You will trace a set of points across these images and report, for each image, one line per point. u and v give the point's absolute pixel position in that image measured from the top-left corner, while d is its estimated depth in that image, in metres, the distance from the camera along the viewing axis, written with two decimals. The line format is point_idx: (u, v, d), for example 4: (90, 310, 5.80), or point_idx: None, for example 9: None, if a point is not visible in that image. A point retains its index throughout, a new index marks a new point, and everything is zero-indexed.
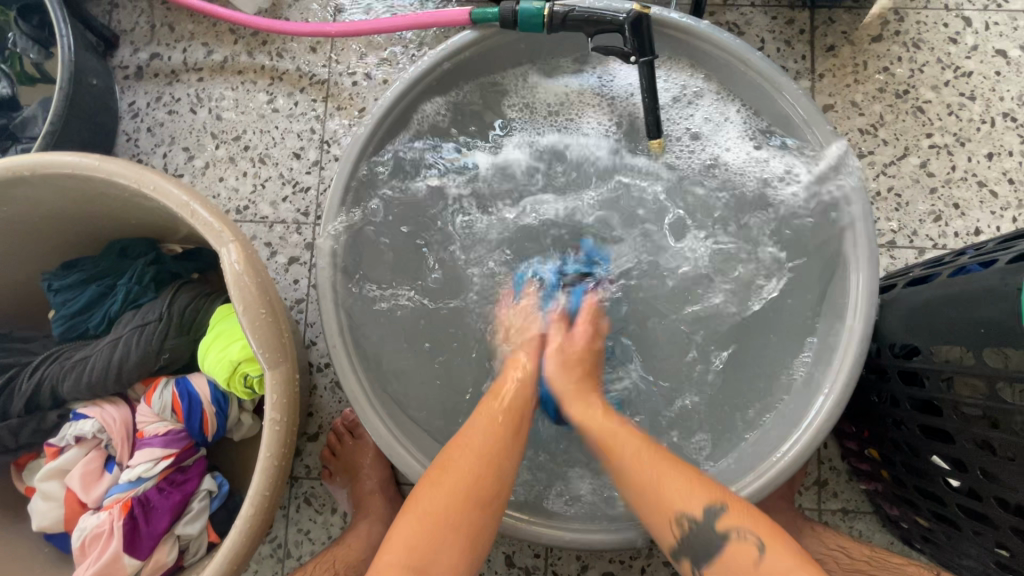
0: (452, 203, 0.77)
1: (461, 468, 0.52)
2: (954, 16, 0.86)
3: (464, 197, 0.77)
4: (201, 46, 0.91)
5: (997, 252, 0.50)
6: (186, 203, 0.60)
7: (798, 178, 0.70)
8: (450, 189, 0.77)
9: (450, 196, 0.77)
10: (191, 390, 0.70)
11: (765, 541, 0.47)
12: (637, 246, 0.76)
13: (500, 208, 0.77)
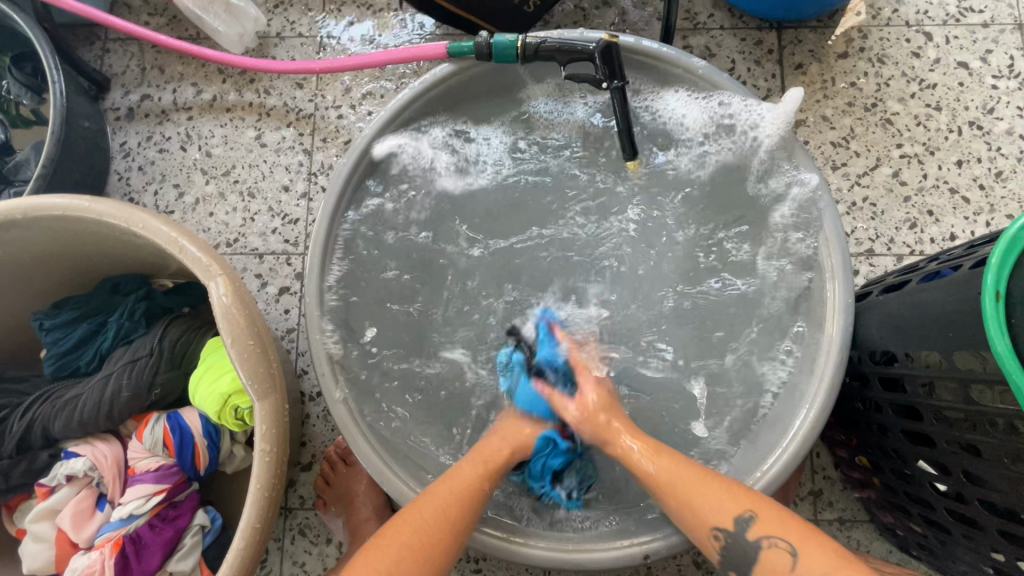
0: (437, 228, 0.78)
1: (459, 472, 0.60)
2: (915, 33, 0.89)
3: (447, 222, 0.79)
4: (191, 86, 0.93)
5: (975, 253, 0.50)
6: (175, 239, 0.61)
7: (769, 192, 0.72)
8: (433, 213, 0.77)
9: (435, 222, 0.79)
10: (182, 424, 0.71)
11: (798, 548, 0.51)
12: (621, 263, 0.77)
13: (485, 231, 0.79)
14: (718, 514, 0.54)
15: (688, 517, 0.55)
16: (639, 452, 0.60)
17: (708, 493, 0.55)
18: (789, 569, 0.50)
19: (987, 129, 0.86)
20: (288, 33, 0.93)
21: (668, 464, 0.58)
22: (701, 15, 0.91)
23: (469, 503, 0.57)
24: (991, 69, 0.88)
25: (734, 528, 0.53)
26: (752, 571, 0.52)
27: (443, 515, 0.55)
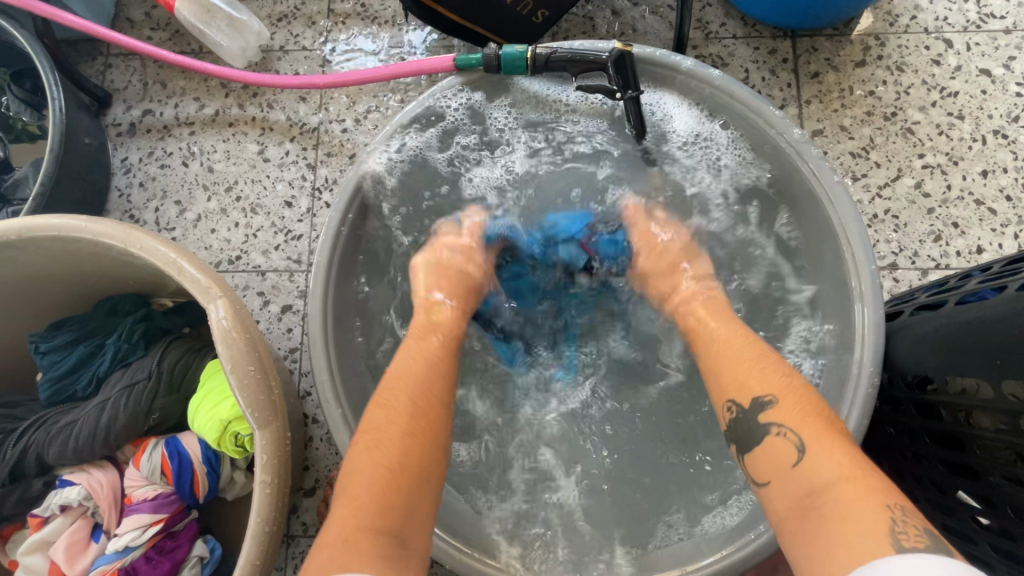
0: None
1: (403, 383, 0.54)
2: (935, 40, 0.87)
3: None
4: (193, 101, 0.92)
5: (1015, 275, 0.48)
6: (173, 260, 0.59)
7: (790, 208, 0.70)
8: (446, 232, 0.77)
9: None
10: (181, 450, 0.68)
11: (808, 441, 0.45)
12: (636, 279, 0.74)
13: None
14: (740, 387, 0.51)
15: (715, 386, 0.54)
16: (714, 331, 0.57)
17: (742, 368, 0.52)
18: (788, 462, 0.45)
19: (1013, 138, 0.83)
20: (292, 47, 0.91)
21: (726, 342, 0.55)
22: (712, 24, 0.89)
23: (404, 409, 0.51)
24: (1015, 76, 0.85)
25: (746, 405, 0.50)
26: (757, 454, 0.48)
27: (384, 434, 0.49)
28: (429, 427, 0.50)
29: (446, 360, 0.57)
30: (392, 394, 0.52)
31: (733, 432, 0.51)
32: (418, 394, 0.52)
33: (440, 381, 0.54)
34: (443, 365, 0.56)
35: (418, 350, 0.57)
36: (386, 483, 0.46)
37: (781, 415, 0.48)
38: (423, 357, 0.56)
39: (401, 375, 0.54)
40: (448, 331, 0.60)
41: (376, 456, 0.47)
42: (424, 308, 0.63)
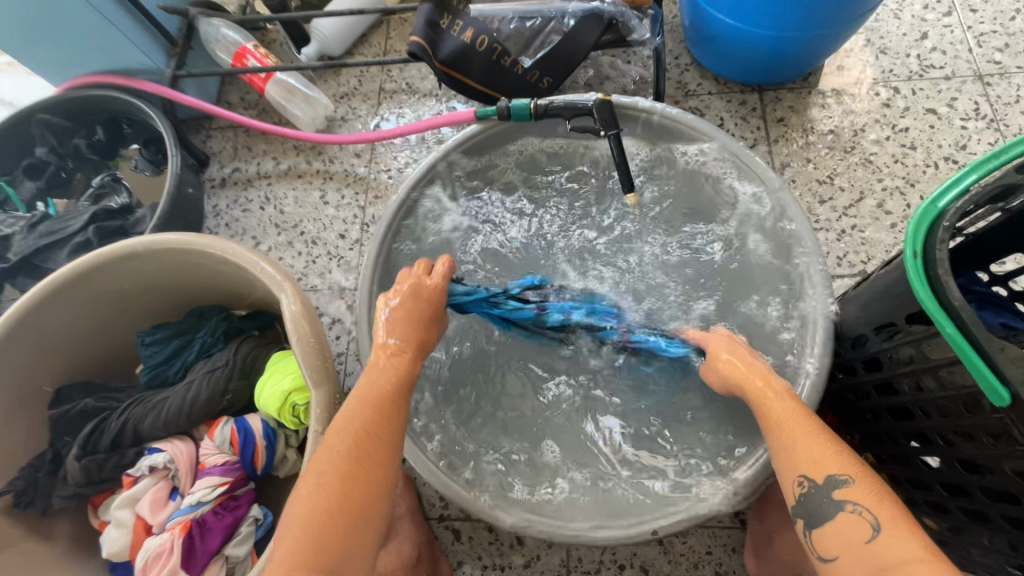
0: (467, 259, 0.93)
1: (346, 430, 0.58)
2: (884, 88, 1.02)
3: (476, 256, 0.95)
4: (272, 160, 1.15)
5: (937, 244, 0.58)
6: (257, 262, 0.77)
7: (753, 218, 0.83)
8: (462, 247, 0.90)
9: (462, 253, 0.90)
10: (247, 426, 0.82)
11: (882, 525, 0.47)
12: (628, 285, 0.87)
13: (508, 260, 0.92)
14: (813, 464, 0.52)
15: (781, 459, 0.55)
16: (770, 410, 0.59)
17: (813, 446, 0.54)
18: (863, 541, 0.48)
19: (963, 163, 0.95)
20: (351, 117, 1.15)
21: (788, 414, 0.57)
22: (690, 85, 1.08)
23: (344, 461, 0.55)
24: (959, 113, 0.98)
25: (819, 480, 0.52)
26: (823, 531, 0.51)
27: (324, 481, 0.53)
28: (369, 503, 0.53)
29: (393, 430, 0.60)
30: (331, 463, 0.54)
31: (795, 506, 0.53)
32: (361, 466, 0.55)
33: (386, 453, 0.57)
34: (387, 436, 0.59)
35: (362, 416, 0.59)
36: (323, 558, 0.49)
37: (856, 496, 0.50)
38: (368, 425, 0.58)
39: (344, 444, 0.56)
40: (399, 396, 0.63)
41: (311, 530, 0.50)
42: (378, 368, 0.65)
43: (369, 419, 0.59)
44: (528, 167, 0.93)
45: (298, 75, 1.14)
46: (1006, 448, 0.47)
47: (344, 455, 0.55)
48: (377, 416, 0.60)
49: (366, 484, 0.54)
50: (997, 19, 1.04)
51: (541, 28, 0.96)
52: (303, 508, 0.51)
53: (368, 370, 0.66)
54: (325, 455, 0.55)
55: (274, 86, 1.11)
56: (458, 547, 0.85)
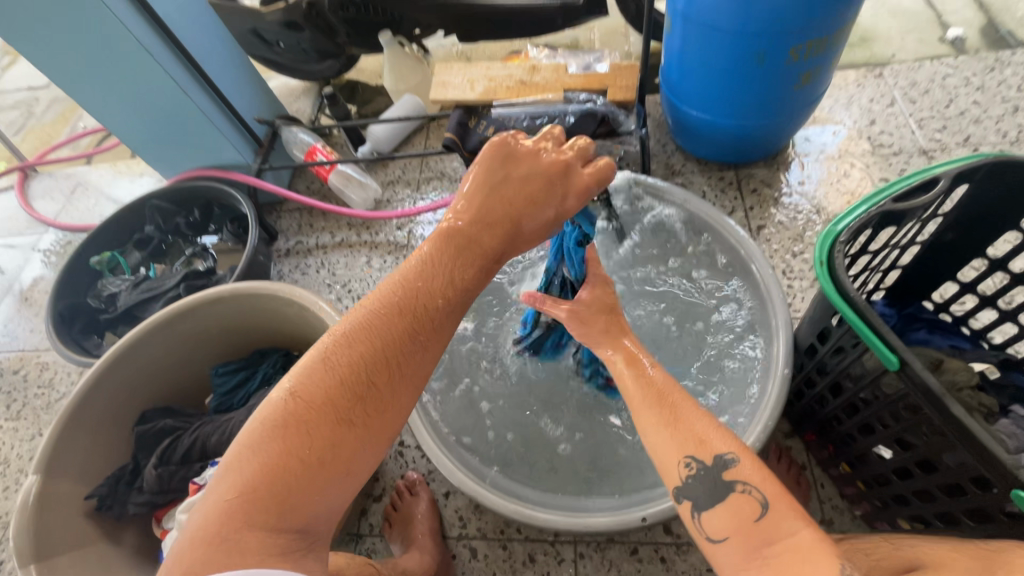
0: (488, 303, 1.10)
1: (355, 344, 0.54)
2: (841, 163, 1.21)
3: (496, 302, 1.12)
4: (328, 233, 1.39)
5: (865, 268, 0.72)
6: (317, 302, 0.95)
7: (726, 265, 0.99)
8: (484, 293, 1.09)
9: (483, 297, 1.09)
10: None
11: (770, 501, 0.51)
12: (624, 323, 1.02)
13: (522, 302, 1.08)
14: (704, 445, 0.55)
15: (664, 444, 0.57)
16: (637, 393, 0.61)
17: (701, 428, 0.56)
18: (753, 518, 0.51)
19: None
20: (396, 199, 1.40)
21: (655, 392, 0.60)
22: (676, 166, 1.29)
23: (341, 385, 0.52)
24: None
25: (708, 462, 0.54)
26: (711, 514, 0.54)
27: (317, 399, 0.50)
28: (362, 446, 0.51)
29: (417, 367, 0.56)
30: (332, 390, 0.51)
31: (685, 489, 0.55)
32: (367, 405, 0.52)
33: (400, 395, 0.54)
34: (408, 373, 0.55)
35: (389, 339, 0.54)
36: (297, 496, 0.47)
37: (743, 474, 0.53)
38: (389, 354, 0.54)
39: (354, 370, 0.52)
40: (441, 326, 0.57)
41: (290, 463, 0.48)
42: (428, 274, 0.58)
43: (380, 339, 0.54)
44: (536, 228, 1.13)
45: (355, 166, 1.41)
46: (916, 414, 0.58)
47: (347, 376, 0.52)
48: (389, 335, 0.55)
49: (363, 414, 0.51)
50: (933, 107, 1.25)
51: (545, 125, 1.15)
52: (287, 420, 0.49)
53: (415, 268, 0.58)
54: (329, 367, 0.52)
55: (336, 176, 1.38)
56: (475, 564, 0.91)
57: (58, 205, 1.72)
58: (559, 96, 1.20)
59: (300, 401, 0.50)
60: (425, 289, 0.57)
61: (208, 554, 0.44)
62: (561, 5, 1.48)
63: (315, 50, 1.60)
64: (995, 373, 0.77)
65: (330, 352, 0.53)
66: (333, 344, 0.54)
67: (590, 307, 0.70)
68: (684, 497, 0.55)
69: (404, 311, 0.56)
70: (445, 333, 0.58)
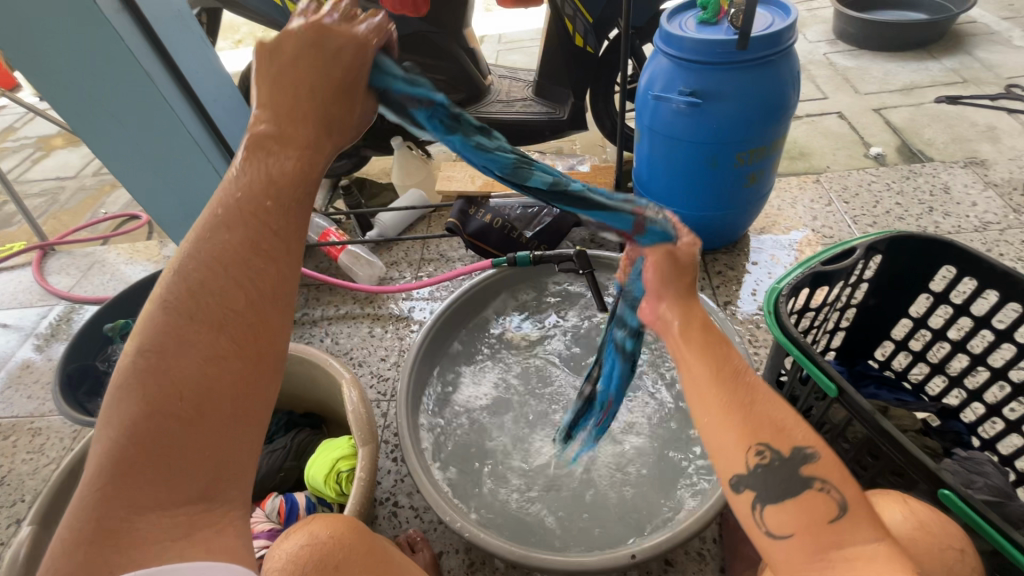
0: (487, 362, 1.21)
1: (200, 275, 0.52)
2: (791, 251, 1.40)
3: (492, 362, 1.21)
4: (332, 305, 1.49)
5: (811, 327, 0.85)
6: (327, 361, 1.04)
7: None
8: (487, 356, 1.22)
9: (484, 359, 1.22)
10: (293, 500, 0.97)
11: (848, 503, 0.51)
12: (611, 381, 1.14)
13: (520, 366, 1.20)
14: (784, 434, 0.53)
15: (736, 432, 0.53)
16: (690, 356, 0.57)
17: (780, 416, 0.54)
18: (829, 516, 0.50)
19: None
20: (398, 276, 1.53)
21: (708, 357, 0.56)
22: None
23: (196, 321, 0.51)
24: None
25: (785, 453, 0.52)
26: (781, 508, 0.52)
27: (172, 342, 0.51)
28: (224, 368, 0.51)
29: (264, 272, 0.53)
30: (173, 327, 0.51)
31: (752, 478, 0.53)
32: (219, 336, 0.51)
33: (266, 310, 0.53)
34: (258, 282, 0.53)
35: (233, 260, 0.53)
36: (165, 441, 0.49)
37: (822, 471, 0.52)
38: (234, 272, 0.52)
39: (195, 309, 0.51)
40: (285, 231, 0.55)
41: (147, 417, 0.48)
42: (259, 180, 0.55)
43: (221, 265, 0.52)
44: (528, 300, 1.30)
45: (363, 247, 1.56)
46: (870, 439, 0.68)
47: (197, 312, 0.51)
48: (235, 256, 0.53)
49: (224, 339, 0.51)
50: (863, 207, 1.47)
51: (537, 214, 1.37)
52: (144, 368, 0.50)
53: (246, 182, 0.55)
54: (179, 307, 0.52)
55: (347, 255, 1.53)
56: None
57: (72, 280, 1.81)
58: None
59: (149, 350, 0.50)
60: (269, 199, 0.54)
61: (91, 553, 0.45)
62: (548, 121, 1.72)
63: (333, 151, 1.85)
64: (937, 422, 0.87)
65: (177, 293, 0.52)
66: (168, 285, 0.53)
67: (677, 262, 0.61)
68: (741, 487, 0.53)
69: (243, 226, 0.54)
70: (296, 228, 0.56)
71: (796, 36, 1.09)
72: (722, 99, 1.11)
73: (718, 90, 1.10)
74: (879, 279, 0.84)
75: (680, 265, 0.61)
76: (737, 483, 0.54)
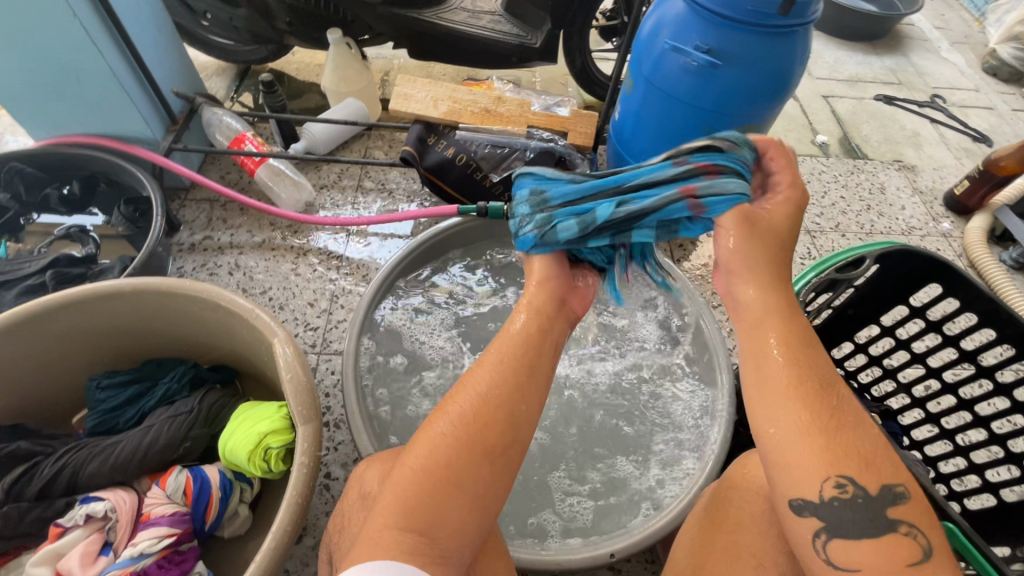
0: (440, 323, 1.12)
1: (477, 382, 0.56)
2: None
3: (446, 323, 1.12)
4: (245, 231, 1.23)
5: None
6: (252, 310, 0.83)
7: (667, 315, 1.09)
8: (440, 315, 1.13)
9: (439, 320, 1.12)
10: (204, 476, 0.80)
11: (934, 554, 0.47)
12: (577, 351, 1.07)
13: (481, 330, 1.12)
14: (877, 471, 0.49)
15: (818, 460, 0.48)
16: (779, 365, 0.51)
17: (870, 448, 0.50)
18: (911, 563, 0.47)
19: None
20: (329, 205, 1.29)
21: (791, 368, 0.51)
22: None
23: (475, 414, 0.54)
24: (799, 254, 1.38)
25: (871, 492, 0.48)
26: (853, 544, 0.49)
27: (466, 423, 0.54)
28: (477, 476, 0.52)
29: (527, 409, 0.56)
30: (445, 437, 0.53)
31: (825, 510, 0.48)
32: (488, 457, 0.53)
33: (518, 438, 0.55)
34: (521, 412, 0.55)
35: (507, 383, 0.56)
36: (445, 500, 0.51)
37: (908, 515, 0.48)
38: (504, 399, 0.55)
39: (482, 415, 0.54)
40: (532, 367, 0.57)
41: (436, 460, 0.52)
42: (524, 332, 0.59)
43: (497, 380, 0.56)
44: (490, 258, 1.20)
45: (287, 163, 1.29)
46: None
47: (482, 408, 0.54)
48: (504, 368, 0.56)
49: (495, 451, 0.53)
50: (813, 196, 1.52)
51: (507, 155, 1.20)
52: (450, 423, 0.54)
53: (510, 329, 0.60)
54: (470, 397, 0.55)
55: (265, 170, 1.25)
56: None
57: None
58: (523, 130, 1.22)
59: (459, 406, 0.55)
60: (526, 334, 0.59)
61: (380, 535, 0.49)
62: (518, 45, 1.50)
63: (248, 31, 1.47)
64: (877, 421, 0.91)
65: (464, 381, 0.57)
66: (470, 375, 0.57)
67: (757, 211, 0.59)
68: (805, 512, 0.49)
69: (505, 349, 0.58)
70: (549, 374, 0.59)
71: (819, 9, 1.00)
72: (734, 64, 1.01)
73: (733, 52, 0.99)
74: (869, 288, 0.84)
75: (757, 227, 0.58)
76: (804, 506, 0.49)
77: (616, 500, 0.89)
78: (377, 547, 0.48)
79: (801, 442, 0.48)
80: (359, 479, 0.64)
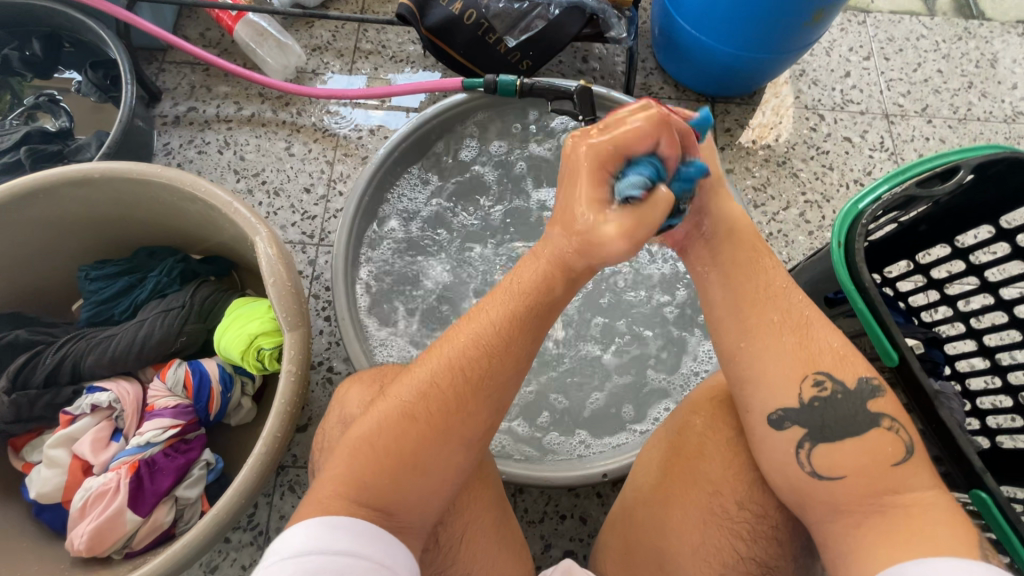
0: (448, 215, 1.02)
1: (459, 337, 0.54)
2: (809, 115, 1.19)
3: (455, 214, 1.02)
4: (232, 103, 1.10)
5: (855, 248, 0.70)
6: (230, 203, 0.75)
7: None
8: (447, 208, 1.02)
9: (448, 210, 1.02)
10: (202, 370, 0.80)
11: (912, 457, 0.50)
12: None
13: (489, 225, 1.02)
14: (849, 364, 0.53)
15: (788, 361, 0.52)
16: (742, 279, 0.56)
17: (836, 346, 0.53)
18: (893, 460, 0.49)
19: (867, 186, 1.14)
20: (322, 71, 1.13)
21: (756, 275, 0.56)
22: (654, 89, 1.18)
23: (448, 379, 0.53)
24: (868, 144, 1.17)
25: (848, 386, 0.52)
26: (837, 446, 0.50)
27: (438, 391, 0.52)
28: (444, 450, 0.51)
29: (512, 376, 0.54)
30: (411, 410, 0.52)
31: (805, 411, 0.51)
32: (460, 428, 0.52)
33: (490, 408, 0.54)
34: (500, 383, 0.54)
35: (495, 337, 0.54)
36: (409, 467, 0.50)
37: (886, 411, 0.51)
38: (485, 361, 0.53)
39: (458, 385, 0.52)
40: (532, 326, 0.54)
41: (399, 429, 0.51)
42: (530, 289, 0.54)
43: (485, 338, 0.54)
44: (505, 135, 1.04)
45: (270, 17, 1.11)
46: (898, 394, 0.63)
47: (461, 372, 0.53)
48: (496, 321, 0.54)
49: (471, 422, 0.53)
50: (903, 68, 1.24)
51: (528, 12, 0.98)
52: (415, 391, 0.53)
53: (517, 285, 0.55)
54: (449, 363, 0.53)
55: (245, 27, 1.09)
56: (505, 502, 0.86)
57: None
58: None
59: (427, 372, 0.53)
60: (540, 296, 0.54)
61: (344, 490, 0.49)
62: None
63: None
64: (920, 348, 0.80)
65: (446, 339, 0.55)
66: (457, 330, 0.55)
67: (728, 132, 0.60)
68: (786, 422, 0.52)
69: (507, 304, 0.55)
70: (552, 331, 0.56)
71: None
72: None
73: None
74: (953, 203, 0.68)
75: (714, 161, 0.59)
76: (784, 417, 0.52)
77: (612, 415, 0.90)
78: (330, 508, 0.47)
79: (768, 348, 0.53)
80: (341, 398, 0.64)
